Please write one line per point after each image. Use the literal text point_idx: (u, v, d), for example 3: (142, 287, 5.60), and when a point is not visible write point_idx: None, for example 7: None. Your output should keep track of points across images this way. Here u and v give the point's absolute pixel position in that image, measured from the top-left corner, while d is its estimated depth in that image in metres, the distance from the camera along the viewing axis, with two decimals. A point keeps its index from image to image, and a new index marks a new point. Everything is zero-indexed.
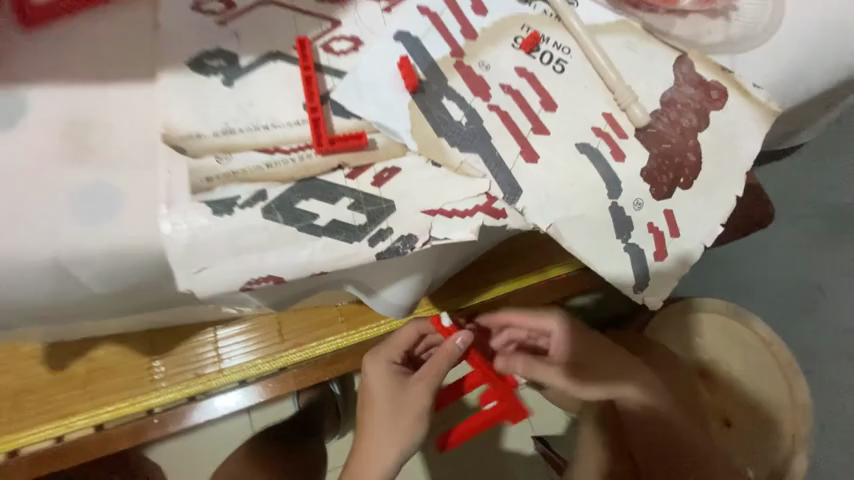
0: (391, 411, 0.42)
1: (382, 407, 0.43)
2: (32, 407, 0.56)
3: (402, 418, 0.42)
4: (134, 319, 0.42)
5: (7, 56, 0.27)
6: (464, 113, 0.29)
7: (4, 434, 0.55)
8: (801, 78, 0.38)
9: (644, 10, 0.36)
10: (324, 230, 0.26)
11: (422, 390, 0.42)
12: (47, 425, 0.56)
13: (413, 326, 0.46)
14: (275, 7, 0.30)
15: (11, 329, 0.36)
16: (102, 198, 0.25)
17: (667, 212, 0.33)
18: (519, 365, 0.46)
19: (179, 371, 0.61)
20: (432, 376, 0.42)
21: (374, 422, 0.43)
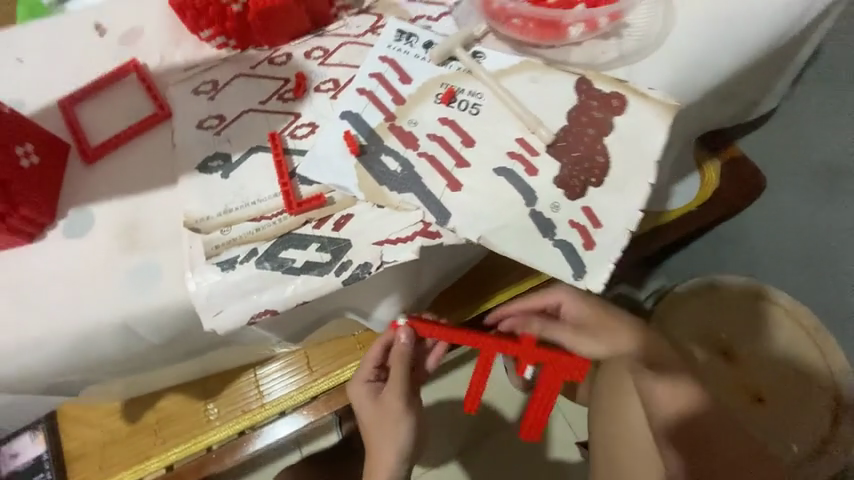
0: (376, 417, 0.49)
1: (371, 420, 0.49)
2: (117, 455, 0.68)
3: (388, 420, 0.49)
4: (186, 365, 0.53)
5: (81, 186, 0.40)
6: (399, 163, 0.38)
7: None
8: (693, 74, 0.44)
9: (543, 48, 0.44)
10: (301, 269, 0.34)
11: (393, 396, 0.50)
12: (128, 470, 0.67)
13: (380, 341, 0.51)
14: (253, 114, 0.41)
15: (97, 384, 0.48)
16: (147, 272, 0.35)
17: (585, 209, 0.39)
18: (525, 324, 0.52)
19: (229, 410, 0.71)
20: (396, 382, 0.50)
21: (370, 436, 0.49)
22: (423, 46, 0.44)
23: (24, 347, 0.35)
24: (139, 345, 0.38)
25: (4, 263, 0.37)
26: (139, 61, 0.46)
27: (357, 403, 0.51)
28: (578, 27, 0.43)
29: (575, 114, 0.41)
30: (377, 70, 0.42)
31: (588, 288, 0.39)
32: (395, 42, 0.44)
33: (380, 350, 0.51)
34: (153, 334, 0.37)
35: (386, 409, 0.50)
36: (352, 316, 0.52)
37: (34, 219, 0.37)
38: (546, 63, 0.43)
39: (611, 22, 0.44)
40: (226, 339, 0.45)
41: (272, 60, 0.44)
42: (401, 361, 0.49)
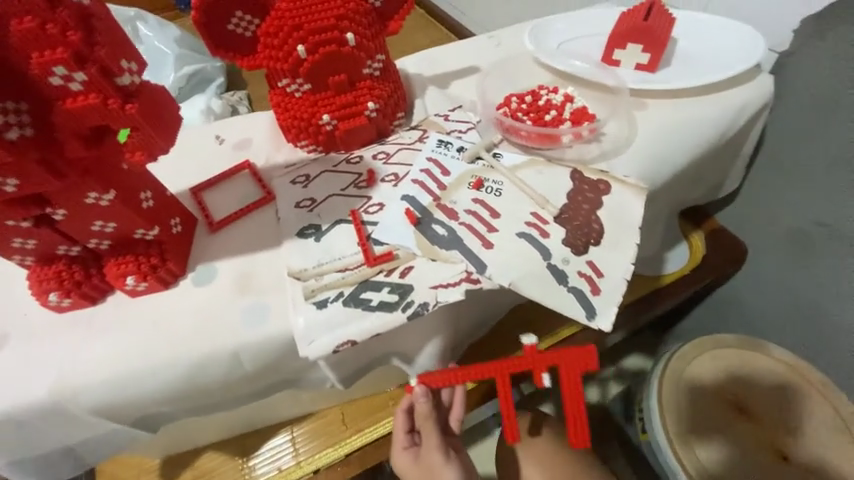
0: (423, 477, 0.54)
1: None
2: None
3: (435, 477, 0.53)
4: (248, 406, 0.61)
5: (204, 246, 0.52)
6: (445, 229, 0.51)
7: None
8: (655, 166, 0.60)
9: (544, 150, 0.61)
10: (376, 307, 0.45)
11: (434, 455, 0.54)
12: None
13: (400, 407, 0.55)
14: (337, 196, 0.56)
15: (171, 423, 0.55)
16: (259, 310, 0.46)
17: (589, 262, 0.51)
18: None
19: (264, 468, 0.74)
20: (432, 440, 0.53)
21: None
22: (457, 150, 0.61)
23: (154, 371, 0.44)
24: (238, 372, 0.47)
25: (144, 304, 0.47)
26: (251, 161, 0.63)
27: (402, 470, 0.55)
28: (568, 137, 0.60)
29: (572, 194, 0.55)
30: (426, 166, 0.59)
31: (599, 326, 0.49)
32: (437, 148, 0.61)
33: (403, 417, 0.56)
34: (253, 362, 0.46)
35: (431, 467, 0.53)
36: (397, 363, 0.61)
37: (174, 271, 0.48)
38: (547, 161, 0.59)
39: (592, 132, 0.60)
40: (294, 376, 0.54)
41: (349, 160, 0.60)
42: (426, 418, 0.53)
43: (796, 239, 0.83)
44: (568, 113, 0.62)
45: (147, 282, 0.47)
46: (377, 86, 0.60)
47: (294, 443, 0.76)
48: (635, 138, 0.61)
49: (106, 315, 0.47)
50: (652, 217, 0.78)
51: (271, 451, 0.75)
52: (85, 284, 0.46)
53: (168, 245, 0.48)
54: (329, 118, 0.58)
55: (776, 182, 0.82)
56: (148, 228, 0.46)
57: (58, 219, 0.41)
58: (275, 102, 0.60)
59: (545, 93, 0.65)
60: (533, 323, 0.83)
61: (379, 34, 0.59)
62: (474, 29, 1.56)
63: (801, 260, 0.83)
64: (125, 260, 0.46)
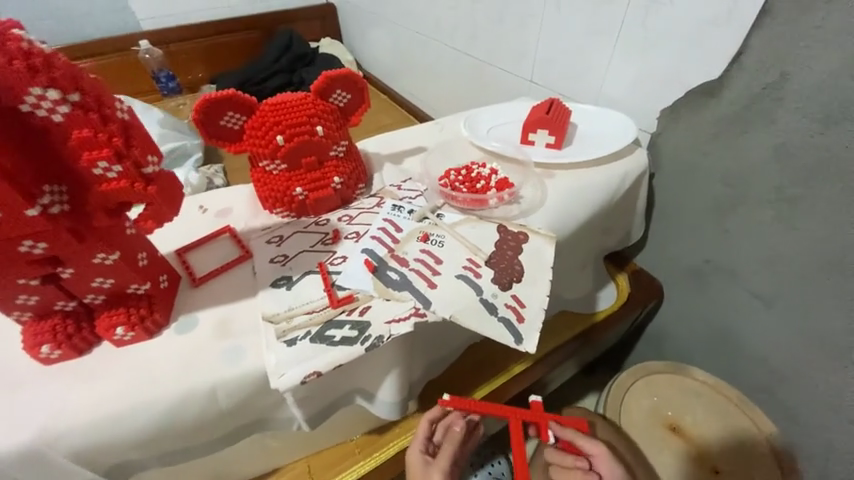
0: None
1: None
2: None
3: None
4: (217, 455, 0.64)
5: (187, 299, 0.60)
6: (398, 275, 0.63)
7: None
8: (562, 220, 0.76)
9: (477, 210, 0.76)
10: (339, 341, 0.54)
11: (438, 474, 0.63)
12: None
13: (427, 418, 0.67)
14: (307, 253, 0.67)
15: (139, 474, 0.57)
16: (236, 351, 0.53)
17: (514, 295, 0.63)
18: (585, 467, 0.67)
19: None
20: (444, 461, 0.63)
21: None
22: (408, 212, 0.75)
23: (133, 411, 0.49)
24: (211, 409, 0.52)
25: (129, 352, 0.53)
26: (231, 226, 0.73)
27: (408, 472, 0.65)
28: (494, 198, 0.76)
29: (498, 243, 0.69)
30: (382, 225, 0.72)
31: (526, 348, 0.60)
32: (391, 211, 0.75)
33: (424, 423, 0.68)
34: (227, 399, 0.52)
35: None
36: (360, 401, 0.67)
37: (160, 321, 0.55)
38: (478, 218, 0.74)
39: (512, 196, 0.77)
40: (263, 416, 0.59)
41: (317, 223, 0.73)
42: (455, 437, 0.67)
43: (693, 275, 1.02)
44: (493, 181, 0.79)
45: (134, 331, 0.53)
46: (341, 164, 0.75)
47: None
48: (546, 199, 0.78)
49: (91, 364, 0.52)
50: (575, 261, 0.94)
51: None
52: (77, 335, 0.52)
53: (157, 298, 0.56)
54: (301, 190, 0.71)
55: (669, 229, 1.02)
56: (141, 283, 0.54)
57: (64, 277, 0.49)
58: (256, 177, 0.73)
59: (477, 168, 0.82)
60: (487, 362, 0.92)
61: (343, 126, 0.75)
62: (430, 113, 1.84)
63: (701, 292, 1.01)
64: (117, 312, 0.53)
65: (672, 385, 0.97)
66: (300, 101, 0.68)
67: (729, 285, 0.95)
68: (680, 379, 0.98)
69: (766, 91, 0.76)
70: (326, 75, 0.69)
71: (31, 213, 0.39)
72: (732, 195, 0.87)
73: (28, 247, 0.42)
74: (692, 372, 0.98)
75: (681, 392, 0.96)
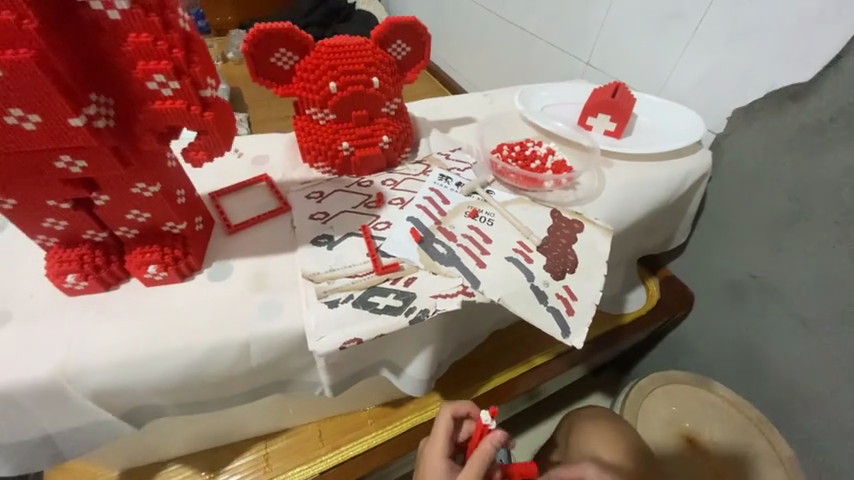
0: None
1: None
2: None
3: None
4: (235, 409, 0.62)
5: (222, 245, 0.56)
6: (445, 248, 0.59)
7: None
8: (618, 214, 0.71)
9: (529, 192, 0.71)
10: (382, 310, 0.51)
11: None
12: None
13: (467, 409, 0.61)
14: (349, 213, 0.62)
15: (156, 419, 0.55)
16: (273, 308, 0.50)
17: (565, 286, 0.59)
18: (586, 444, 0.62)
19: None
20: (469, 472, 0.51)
21: None
22: (456, 184, 0.70)
23: (160, 356, 0.46)
24: (241, 365, 0.49)
25: (160, 294, 0.50)
26: (268, 175, 0.68)
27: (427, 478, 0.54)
28: (549, 181, 0.71)
29: (552, 229, 0.64)
30: (428, 195, 0.67)
31: (574, 343, 0.56)
32: (438, 181, 0.70)
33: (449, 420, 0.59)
34: (259, 356, 0.49)
35: None
36: (386, 374, 0.65)
37: (193, 265, 0.52)
38: (531, 200, 0.69)
39: (569, 181, 0.72)
40: (289, 378, 0.56)
41: (360, 183, 0.68)
42: (480, 457, 0.52)
43: (731, 289, 0.97)
44: (549, 163, 0.74)
45: (166, 272, 0.50)
46: (392, 123, 0.69)
47: (266, 458, 0.74)
48: (602, 189, 0.73)
49: (119, 301, 0.49)
50: (614, 259, 0.90)
51: (241, 467, 0.73)
52: (105, 269, 0.48)
53: (192, 240, 0.52)
54: (347, 145, 0.66)
55: (715, 238, 0.97)
56: (177, 222, 0.50)
57: (98, 204, 0.45)
58: (300, 126, 0.67)
59: (532, 146, 0.77)
60: (509, 350, 0.89)
61: (399, 82, 0.69)
62: (466, 88, 1.75)
63: (738, 308, 0.97)
64: (150, 250, 0.49)
65: (688, 396, 0.94)
66: (358, 47, 0.63)
67: (769, 305, 0.90)
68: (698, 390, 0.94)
69: None
70: (388, 21, 0.63)
71: (75, 122, 0.34)
72: (795, 211, 0.81)
73: (66, 163, 0.38)
74: (713, 389, 0.93)
75: (698, 404, 0.93)
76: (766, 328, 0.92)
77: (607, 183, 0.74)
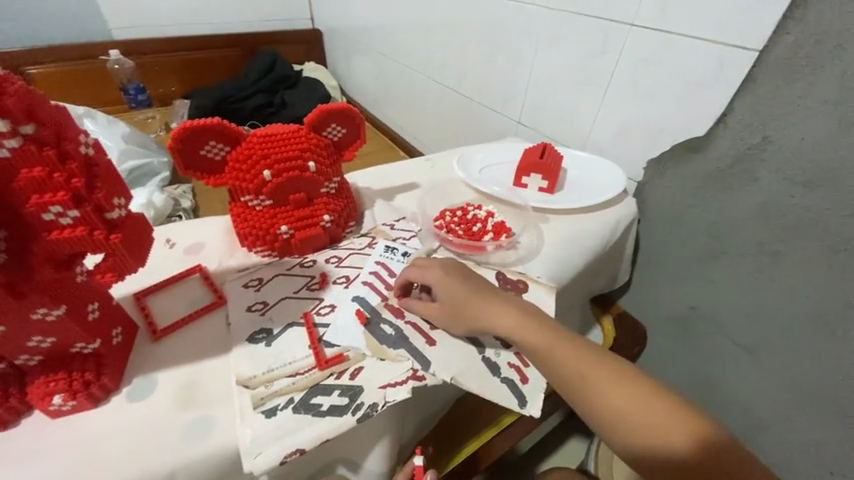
0: None
1: None
2: None
3: None
4: None
5: (148, 354, 0.52)
6: (392, 328, 0.57)
7: None
8: (561, 268, 0.75)
9: (475, 254, 0.73)
10: (326, 411, 0.47)
11: None
12: None
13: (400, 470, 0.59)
14: (290, 300, 0.60)
15: None
16: (202, 426, 0.45)
17: (517, 353, 0.59)
18: None
19: None
20: None
21: None
22: (402, 254, 0.70)
23: None
24: None
25: (66, 426, 0.44)
26: (203, 265, 0.65)
27: None
28: (490, 244, 0.73)
29: None
30: (375, 269, 0.66)
31: (532, 414, 0.55)
32: (384, 253, 0.70)
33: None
34: None
35: None
36: (342, 471, 0.59)
37: (108, 386, 0.46)
38: (476, 264, 0.70)
39: (509, 240, 0.75)
40: None
41: (303, 264, 0.66)
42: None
43: (678, 321, 1.02)
44: (489, 226, 0.76)
45: (74, 401, 0.44)
46: (332, 201, 0.70)
47: None
48: (541, 247, 0.76)
49: (12, 443, 0.42)
50: (566, 305, 0.92)
51: None
52: (0, 406, 0.42)
53: (107, 358, 0.47)
54: (287, 229, 0.65)
55: (654, 274, 1.03)
56: (88, 341, 0.45)
57: None
58: (236, 212, 0.66)
59: (472, 209, 0.80)
60: (477, 413, 0.86)
61: (336, 162, 0.70)
62: (414, 144, 1.82)
63: (687, 339, 1.01)
64: (56, 377, 0.44)
65: None
66: (292, 135, 0.64)
67: (712, 335, 0.95)
68: None
69: (750, 151, 0.80)
70: (320, 109, 0.65)
71: None
72: (716, 247, 0.89)
73: None
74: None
75: None
76: (716, 357, 0.96)
77: (546, 239, 0.77)
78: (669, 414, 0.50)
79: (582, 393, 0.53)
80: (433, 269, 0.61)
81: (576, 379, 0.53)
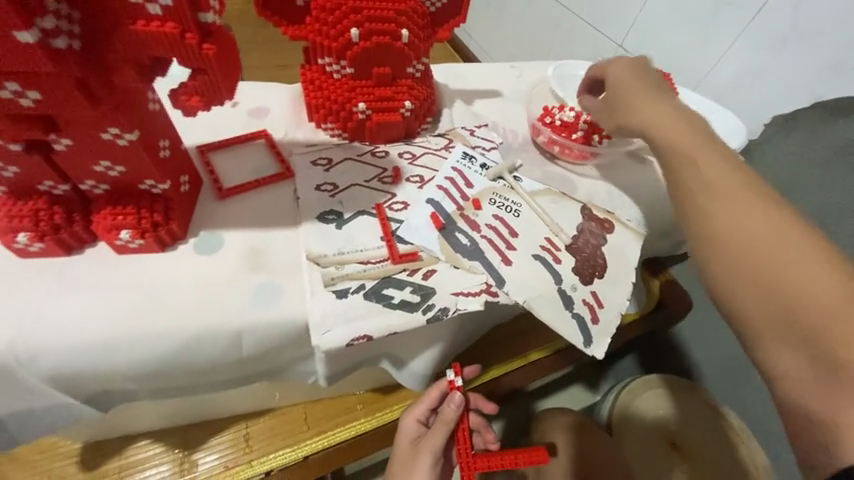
0: (404, 459, 0.54)
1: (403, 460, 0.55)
2: None
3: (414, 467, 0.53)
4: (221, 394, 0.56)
5: (214, 211, 0.48)
6: (468, 239, 0.52)
7: None
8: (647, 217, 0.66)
9: (558, 183, 0.64)
10: (397, 305, 0.45)
11: (427, 450, 0.53)
12: None
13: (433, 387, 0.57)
14: (360, 188, 0.55)
15: (124, 403, 0.48)
16: (271, 292, 0.43)
17: (592, 292, 0.54)
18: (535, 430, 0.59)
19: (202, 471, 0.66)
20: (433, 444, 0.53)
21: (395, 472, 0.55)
22: (480, 165, 0.62)
23: (133, 342, 0.39)
24: (231, 356, 0.43)
25: (136, 265, 0.43)
26: (268, 132, 0.59)
27: (399, 438, 0.57)
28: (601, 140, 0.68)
29: (582, 227, 0.59)
30: (450, 175, 0.59)
31: (594, 354, 0.53)
32: (461, 159, 0.62)
33: (438, 392, 0.56)
34: (252, 347, 0.42)
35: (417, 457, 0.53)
36: (385, 365, 0.58)
37: (175, 233, 0.44)
38: (560, 193, 0.63)
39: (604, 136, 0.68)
40: (281, 367, 0.49)
41: (374, 153, 0.59)
42: (444, 425, 0.53)
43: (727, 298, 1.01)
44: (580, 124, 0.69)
45: (143, 240, 0.42)
46: (416, 87, 0.60)
47: (225, 453, 0.68)
48: (632, 192, 0.67)
49: (84, 268, 0.42)
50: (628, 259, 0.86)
51: (202, 455, 0.67)
52: (64, 231, 0.40)
53: (176, 203, 0.43)
54: (364, 107, 0.57)
55: None
56: (159, 181, 0.41)
57: (58, 150, 0.37)
58: (309, 78, 0.58)
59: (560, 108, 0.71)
60: (508, 342, 0.85)
61: (429, 39, 0.59)
62: (468, 44, 1.60)
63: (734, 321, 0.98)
64: (123, 211, 0.41)
65: (669, 401, 0.86)
66: None
67: None
68: (683, 395, 0.86)
69: None
70: None
71: (26, 37, 0.27)
72: None
73: (14, 92, 0.31)
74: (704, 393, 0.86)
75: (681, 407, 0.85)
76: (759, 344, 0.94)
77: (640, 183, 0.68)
78: (834, 273, 0.33)
79: (709, 204, 0.40)
80: (618, 64, 0.56)
81: (698, 193, 0.41)
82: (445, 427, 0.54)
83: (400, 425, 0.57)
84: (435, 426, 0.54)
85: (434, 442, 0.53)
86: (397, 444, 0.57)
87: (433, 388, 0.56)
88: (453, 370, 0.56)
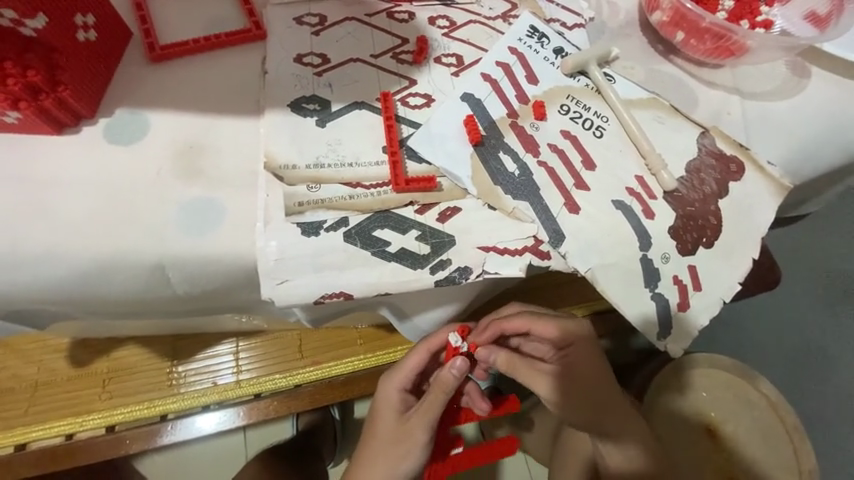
0: (391, 428, 0.44)
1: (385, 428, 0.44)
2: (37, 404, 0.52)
3: (401, 438, 0.43)
4: (172, 322, 0.45)
5: (139, 82, 0.33)
6: (517, 166, 0.34)
7: (7, 428, 0.51)
8: (814, 157, 0.40)
9: (671, 88, 0.40)
10: (393, 255, 0.30)
11: (419, 421, 0.43)
12: (57, 422, 0.52)
13: (422, 348, 0.43)
14: (362, 66, 0.35)
15: (52, 323, 0.38)
16: (207, 212, 0.29)
17: (690, 267, 0.36)
18: (501, 360, 0.43)
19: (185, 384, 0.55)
20: (430, 410, 0.42)
21: (373, 440, 0.45)
22: (554, 49, 0.39)
23: (6, 261, 0.27)
24: (154, 295, 0.30)
25: (25, 149, 0.30)
26: None
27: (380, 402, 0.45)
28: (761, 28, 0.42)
29: (696, 167, 0.37)
30: (505, 60, 0.38)
31: (669, 351, 0.36)
32: (526, 37, 0.39)
33: (420, 356, 0.43)
34: (186, 284, 0.30)
35: (407, 427, 0.43)
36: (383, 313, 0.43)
37: (71, 105, 0.30)
38: (673, 107, 0.39)
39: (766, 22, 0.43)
40: (246, 306, 0.37)
41: (392, 14, 0.38)
42: (441, 392, 0.41)
43: (832, 284, 0.80)
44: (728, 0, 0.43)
45: (18, 112, 0.28)
46: None
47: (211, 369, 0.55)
48: (808, 113, 0.40)
49: None
50: None
51: (181, 370, 0.55)
52: None
53: (65, 59, 0.29)
54: None
55: None
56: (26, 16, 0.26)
57: None
58: None
59: None
60: None
61: None
62: None
63: (824, 307, 0.79)
64: None
65: (709, 385, 0.59)
66: None
67: None
68: (710, 377, 0.60)
69: None
70: None
71: None
72: None
73: None
74: (759, 381, 0.59)
75: (731, 395, 0.59)
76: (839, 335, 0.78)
77: (823, 95, 0.40)
78: None
79: None
80: None
81: None
82: (446, 395, 0.41)
83: (381, 389, 0.46)
84: (431, 394, 0.42)
85: (430, 410, 0.42)
86: (378, 414, 0.45)
87: (414, 352, 0.43)
88: (458, 333, 0.42)
